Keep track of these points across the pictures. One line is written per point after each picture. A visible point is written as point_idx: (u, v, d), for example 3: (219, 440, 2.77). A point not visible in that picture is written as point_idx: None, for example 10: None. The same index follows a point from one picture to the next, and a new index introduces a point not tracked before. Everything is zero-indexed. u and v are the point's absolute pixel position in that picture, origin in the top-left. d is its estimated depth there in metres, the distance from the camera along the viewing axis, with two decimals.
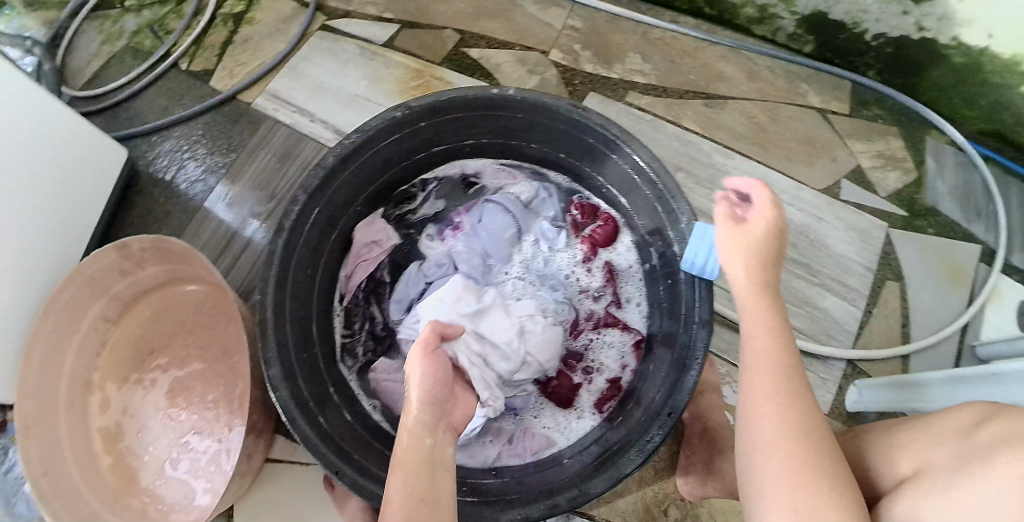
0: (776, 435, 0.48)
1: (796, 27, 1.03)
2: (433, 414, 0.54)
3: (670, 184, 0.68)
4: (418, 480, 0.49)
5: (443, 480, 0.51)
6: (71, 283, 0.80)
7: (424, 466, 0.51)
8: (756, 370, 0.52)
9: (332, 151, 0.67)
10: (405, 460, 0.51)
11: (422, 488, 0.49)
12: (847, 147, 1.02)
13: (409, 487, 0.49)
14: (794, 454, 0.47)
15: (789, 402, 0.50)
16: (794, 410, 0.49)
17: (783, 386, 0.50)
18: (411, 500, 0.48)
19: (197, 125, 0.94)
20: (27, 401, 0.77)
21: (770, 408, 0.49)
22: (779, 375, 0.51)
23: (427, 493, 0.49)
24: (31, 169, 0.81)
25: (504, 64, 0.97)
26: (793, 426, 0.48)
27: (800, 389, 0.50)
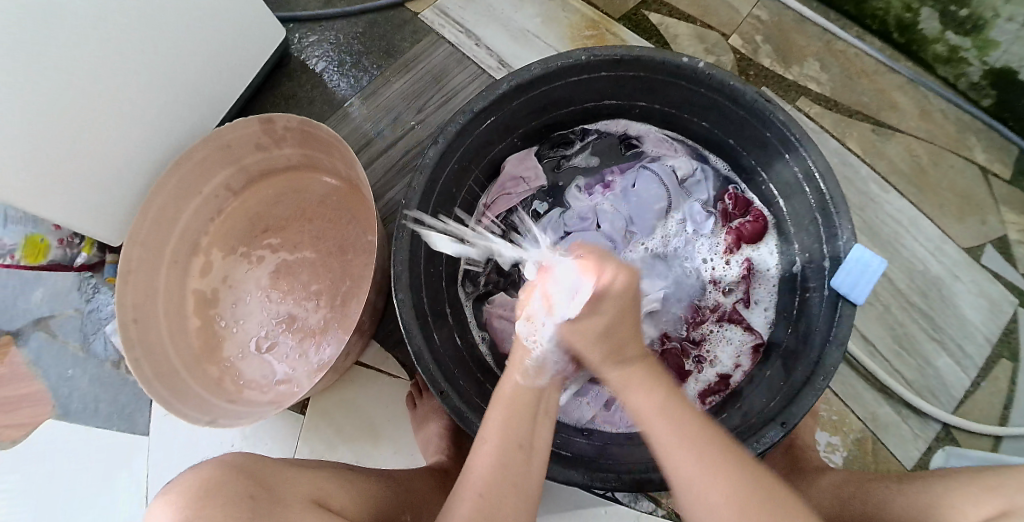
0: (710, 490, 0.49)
1: (981, 77, 0.92)
2: (543, 368, 0.59)
3: (840, 199, 0.64)
4: (519, 419, 0.55)
5: (542, 431, 0.57)
6: (206, 146, 0.82)
7: (522, 408, 0.56)
8: (667, 446, 0.52)
9: (509, 79, 0.66)
10: (508, 398, 0.57)
11: (520, 429, 0.55)
12: (998, 213, 0.93)
13: (507, 421, 0.55)
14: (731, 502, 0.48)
15: (699, 444, 0.51)
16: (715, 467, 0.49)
17: (690, 431, 0.51)
18: (508, 434, 0.54)
19: (360, 22, 0.99)
20: (136, 246, 0.80)
21: (683, 454, 0.50)
22: (672, 420, 0.52)
23: (524, 434, 0.55)
24: (192, 32, 0.82)
25: (681, 37, 0.97)
26: (719, 470, 0.49)
27: (709, 446, 0.51)
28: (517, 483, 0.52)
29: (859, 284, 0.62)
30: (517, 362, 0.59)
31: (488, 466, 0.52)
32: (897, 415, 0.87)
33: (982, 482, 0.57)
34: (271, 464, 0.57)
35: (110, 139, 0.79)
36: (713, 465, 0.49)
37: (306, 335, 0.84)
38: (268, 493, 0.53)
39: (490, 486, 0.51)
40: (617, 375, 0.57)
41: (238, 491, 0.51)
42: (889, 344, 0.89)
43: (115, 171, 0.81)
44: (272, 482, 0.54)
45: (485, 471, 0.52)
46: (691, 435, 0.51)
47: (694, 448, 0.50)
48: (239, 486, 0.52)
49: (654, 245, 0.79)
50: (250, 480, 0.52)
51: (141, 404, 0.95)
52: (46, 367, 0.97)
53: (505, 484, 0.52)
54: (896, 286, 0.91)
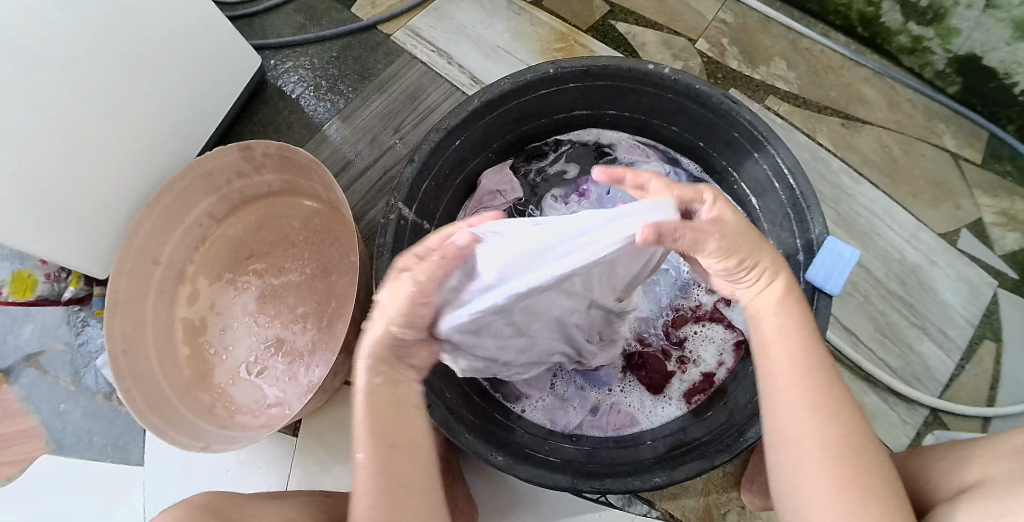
0: (805, 434, 0.50)
1: (946, 65, 0.95)
2: (389, 353, 0.52)
3: (810, 193, 0.65)
4: (384, 424, 0.50)
5: (412, 417, 0.52)
6: (187, 174, 0.83)
7: (391, 407, 0.51)
8: (790, 387, 0.52)
9: (480, 95, 0.67)
10: (367, 402, 0.50)
11: (390, 434, 0.50)
12: (972, 197, 0.95)
13: (375, 424, 0.50)
14: (830, 452, 0.49)
15: (822, 403, 0.51)
16: (837, 425, 0.50)
17: (809, 381, 0.52)
18: (378, 439, 0.49)
19: (334, 46, 1.01)
20: (122, 277, 0.81)
21: (795, 410, 0.51)
22: (797, 362, 0.53)
23: (396, 432, 0.50)
24: (166, 63, 0.83)
25: (649, 44, 0.99)
26: (829, 416, 0.50)
27: (841, 405, 0.51)
28: (404, 484, 0.49)
29: (833, 275, 0.63)
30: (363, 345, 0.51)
31: (371, 479, 0.49)
32: (885, 403, 0.88)
33: (955, 453, 0.58)
34: (238, 499, 0.63)
35: (91, 175, 0.79)
36: (821, 422, 0.50)
37: (295, 357, 0.85)
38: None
39: (380, 497, 0.48)
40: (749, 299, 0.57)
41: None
42: (871, 333, 0.91)
43: (97, 204, 0.81)
44: (234, 518, 0.59)
45: (371, 483, 0.49)
46: (812, 386, 0.52)
47: (817, 398, 0.51)
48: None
49: None
50: (211, 515, 0.59)
51: (135, 435, 0.95)
52: (38, 404, 0.97)
53: (393, 489, 0.49)
54: (875, 277, 0.92)
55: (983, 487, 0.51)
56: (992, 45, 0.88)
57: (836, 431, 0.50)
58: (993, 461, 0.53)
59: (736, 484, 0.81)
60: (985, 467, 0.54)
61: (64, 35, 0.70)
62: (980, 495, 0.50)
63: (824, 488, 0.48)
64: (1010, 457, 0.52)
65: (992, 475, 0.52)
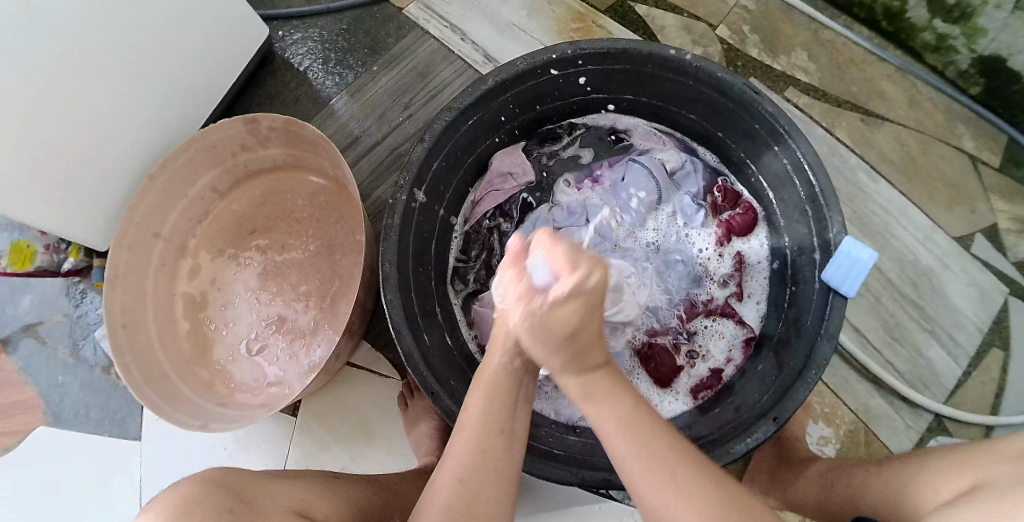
0: (666, 498, 0.47)
1: (970, 65, 0.93)
2: (524, 350, 0.57)
3: (829, 191, 0.64)
4: (500, 408, 0.54)
5: (523, 412, 0.56)
6: (191, 146, 0.81)
7: (502, 393, 0.55)
8: (592, 393, 0.54)
9: (496, 74, 0.65)
10: (490, 381, 0.55)
11: (502, 420, 0.54)
12: (988, 202, 0.93)
13: (489, 407, 0.54)
14: (648, 450, 0.49)
15: (658, 458, 0.49)
16: (635, 422, 0.51)
17: (642, 442, 0.50)
18: (489, 418, 0.53)
19: (346, 18, 0.99)
20: (123, 251, 0.79)
21: (640, 475, 0.49)
22: (622, 425, 0.51)
23: (502, 418, 0.54)
24: (173, 31, 0.81)
25: (669, 28, 0.96)
26: (677, 481, 0.48)
27: (626, 396, 0.53)
28: (497, 467, 0.52)
29: (847, 276, 0.62)
30: (496, 338, 0.57)
31: (470, 452, 0.52)
32: (890, 406, 0.87)
33: (954, 459, 0.57)
34: (252, 477, 0.58)
35: (93, 143, 0.77)
36: (670, 477, 0.48)
37: (297, 336, 0.84)
38: (246, 507, 0.53)
39: (472, 469, 0.52)
40: (575, 384, 0.54)
41: (215, 507, 0.51)
42: (880, 334, 0.89)
43: (98, 173, 0.80)
44: (250, 495, 0.55)
45: (468, 452, 0.52)
46: (640, 437, 0.50)
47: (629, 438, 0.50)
48: (217, 500, 0.52)
49: (647, 240, 0.79)
50: (229, 495, 0.53)
51: (133, 409, 0.95)
52: (35, 376, 0.96)
53: (487, 466, 0.52)
54: (888, 277, 0.91)
55: (979, 490, 0.49)
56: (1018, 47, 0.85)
57: (683, 483, 0.47)
58: (986, 466, 0.52)
59: None
60: (981, 473, 0.52)
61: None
62: (975, 499, 0.48)
63: (657, 483, 0.48)
64: (1003, 462, 0.51)
65: (987, 478, 0.50)
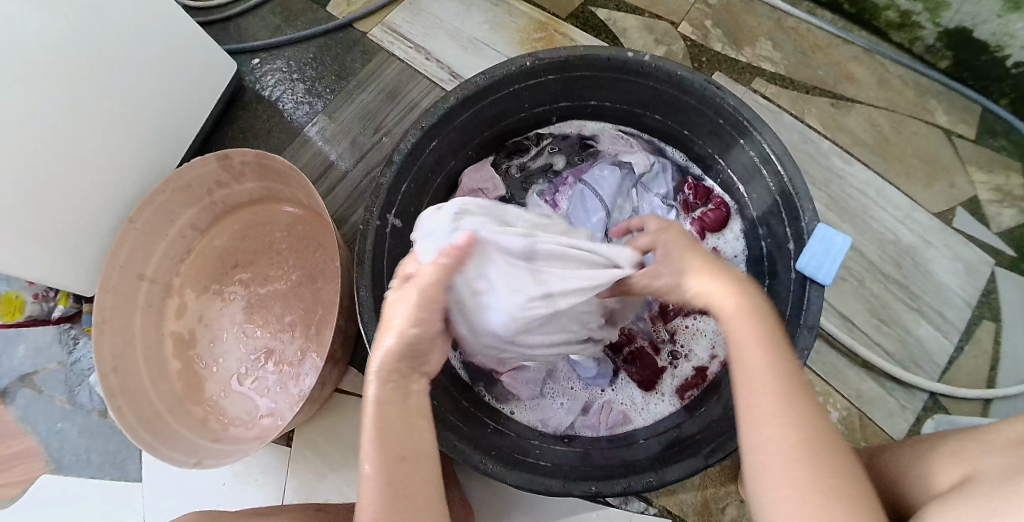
0: (779, 449, 0.44)
1: (936, 39, 0.93)
2: (401, 368, 0.50)
3: (798, 179, 0.63)
4: (398, 435, 0.47)
5: (422, 428, 0.49)
6: (166, 187, 0.81)
7: (399, 415, 0.48)
8: (751, 386, 0.47)
9: (456, 91, 0.65)
10: (379, 413, 0.48)
11: (402, 445, 0.47)
12: (966, 174, 0.93)
13: (382, 434, 0.47)
14: (800, 458, 0.43)
15: (794, 410, 0.45)
16: (798, 423, 0.44)
17: (786, 391, 0.45)
18: (388, 446, 0.47)
19: (311, 47, 0.99)
20: (108, 295, 0.80)
21: (767, 404, 0.45)
22: (774, 361, 0.47)
23: (403, 442, 0.47)
24: (140, 73, 0.82)
25: (630, 30, 0.97)
26: (792, 428, 0.44)
27: (803, 403, 0.45)
28: (411, 497, 0.46)
29: (822, 264, 0.62)
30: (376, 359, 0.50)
31: (377, 492, 0.46)
32: (883, 389, 0.87)
33: (946, 447, 0.57)
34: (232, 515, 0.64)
35: (70, 191, 0.77)
36: (794, 430, 0.44)
37: (286, 366, 0.84)
38: None
39: (383, 511, 0.45)
40: (733, 308, 0.50)
41: None
42: (866, 317, 0.89)
43: (79, 219, 0.80)
44: None
45: (378, 494, 0.46)
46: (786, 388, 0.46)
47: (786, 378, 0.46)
48: None
49: None
50: None
51: (132, 451, 0.94)
52: (33, 423, 0.96)
53: (400, 504, 0.45)
54: (870, 260, 0.91)
55: (972, 482, 0.49)
56: (983, 18, 0.87)
57: (811, 441, 0.43)
58: (979, 453, 0.51)
59: (735, 478, 0.80)
60: (972, 461, 0.52)
61: (30, 45, 0.68)
62: (965, 493, 0.48)
63: (788, 498, 0.42)
64: (995, 450, 0.50)
65: (976, 465, 0.50)
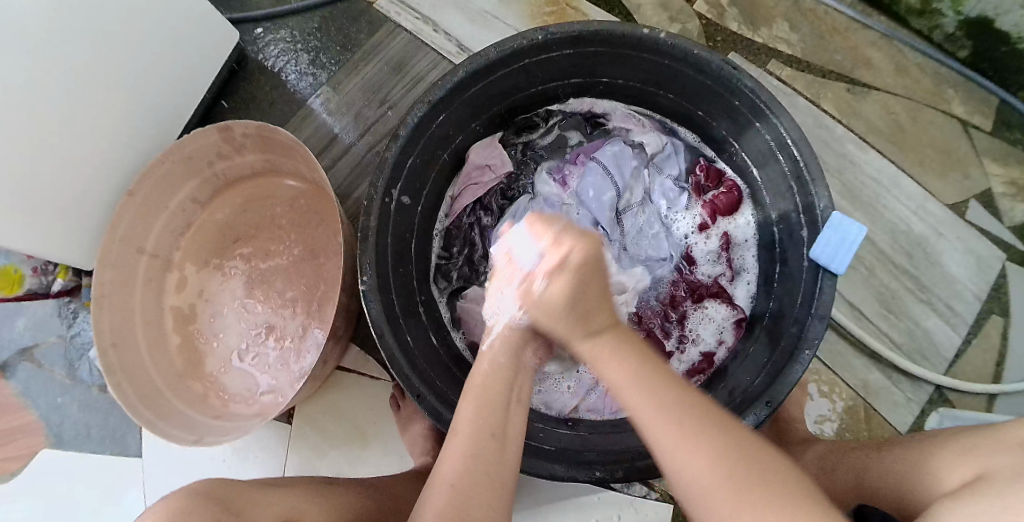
0: (692, 466, 0.45)
1: (957, 27, 0.91)
2: (523, 339, 0.57)
3: (814, 166, 0.62)
4: (490, 412, 0.53)
5: (516, 415, 0.54)
6: (167, 160, 0.80)
7: (491, 394, 0.54)
8: (642, 414, 0.47)
9: (466, 65, 0.63)
10: (481, 386, 0.54)
11: (491, 422, 0.52)
12: (981, 166, 0.92)
13: (480, 410, 0.53)
14: (719, 469, 0.44)
15: (677, 408, 0.47)
16: (697, 434, 0.45)
17: (680, 409, 0.47)
18: (481, 421, 0.52)
19: (315, 18, 0.97)
20: (108, 269, 0.78)
21: (662, 422, 0.46)
22: (637, 380, 0.48)
23: (495, 421, 0.53)
24: (139, 42, 0.80)
25: (645, 6, 0.95)
26: (700, 439, 0.45)
27: (694, 410, 0.47)
28: (491, 475, 0.51)
29: (833, 251, 0.60)
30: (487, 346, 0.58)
31: (461, 459, 0.51)
32: (888, 380, 0.86)
33: (957, 443, 0.56)
34: (242, 489, 0.58)
35: (69, 161, 0.76)
36: (698, 443, 0.45)
37: (287, 342, 0.83)
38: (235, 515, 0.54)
39: (464, 477, 0.50)
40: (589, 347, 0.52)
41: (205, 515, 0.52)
42: (875, 308, 0.88)
43: (78, 191, 0.79)
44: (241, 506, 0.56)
45: (461, 459, 0.51)
46: (663, 401, 0.47)
47: (647, 395, 0.47)
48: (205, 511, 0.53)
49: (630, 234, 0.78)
50: (217, 505, 0.54)
51: (132, 426, 0.94)
52: (34, 397, 0.96)
53: (480, 471, 0.50)
54: (881, 250, 0.90)
55: (982, 480, 0.48)
56: (1005, 8, 0.84)
57: (707, 443, 0.45)
58: (992, 452, 0.51)
59: None
60: (985, 459, 0.51)
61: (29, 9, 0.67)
62: (978, 489, 0.47)
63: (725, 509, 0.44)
64: (1007, 449, 0.49)
65: (990, 466, 0.49)
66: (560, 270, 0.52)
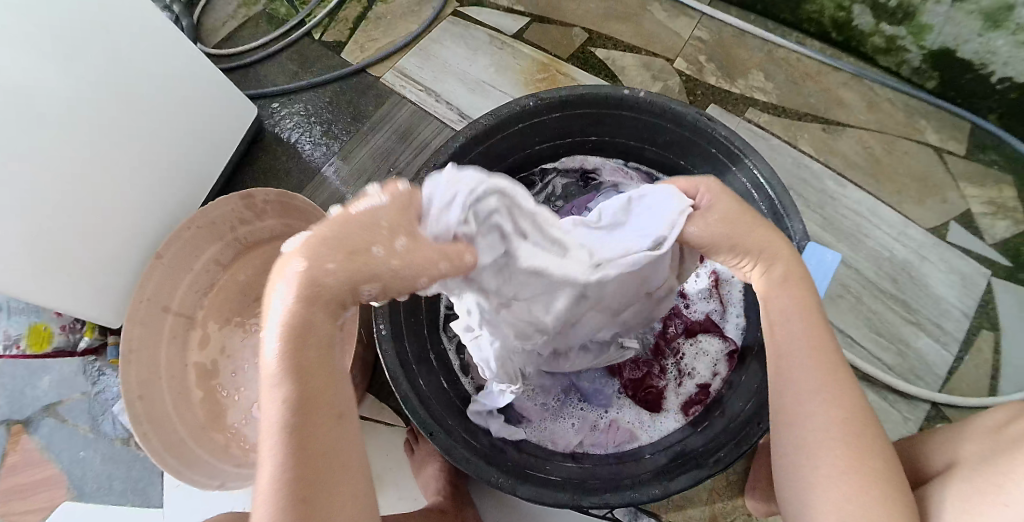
0: (836, 459, 0.49)
1: (922, 61, 0.97)
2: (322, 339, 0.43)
3: (789, 202, 0.67)
4: (317, 400, 0.43)
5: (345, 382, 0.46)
6: (192, 224, 0.86)
7: (324, 373, 0.44)
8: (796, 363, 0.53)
9: (465, 132, 0.70)
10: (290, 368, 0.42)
11: (324, 409, 0.44)
12: (959, 190, 0.97)
13: (305, 402, 0.43)
14: (843, 436, 0.50)
15: (821, 361, 0.53)
16: (841, 405, 0.51)
17: (827, 373, 0.52)
18: (311, 416, 0.43)
19: (326, 92, 1.04)
20: (136, 326, 0.83)
21: (806, 373, 0.53)
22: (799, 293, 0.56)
23: (326, 406, 0.44)
24: (166, 114, 0.87)
25: (629, 68, 1.02)
26: (841, 405, 0.51)
27: (845, 388, 0.52)
28: (340, 463, 0.44)
29: None
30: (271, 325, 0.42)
31: (296, 482, 0.42)
32: (884, 401, 0.89)
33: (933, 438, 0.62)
34: None
35: (99, 231, 0.81)
36: (828, 384, 0.52)
37: None
38: None
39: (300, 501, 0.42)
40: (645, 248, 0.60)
41: None
42: (865, 332, 0.92)
43: (111, 254, 0.84)
44: None
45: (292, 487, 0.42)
46: (849, 420, 0.51)
47: (840, 405, 0.51)
48: None
49: None
50: None
51: (155, 478, 0.97)
52: (57, 451, 1.00)
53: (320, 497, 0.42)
54: (866, 277, 0.94)
55: (957, 469, 0.54)
56: (965, 38, 0.90)
57: (842, 404, 0.51)
58: (961, 442, 0.57)
59: (742, 492, 0.83)
60: (958, 451, 0.57)
61: (59, 89, 0.73)
62: (954, 479, 0.53)
63: (824, 466, 0.50)
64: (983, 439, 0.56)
65: (962, 455, 0.56)
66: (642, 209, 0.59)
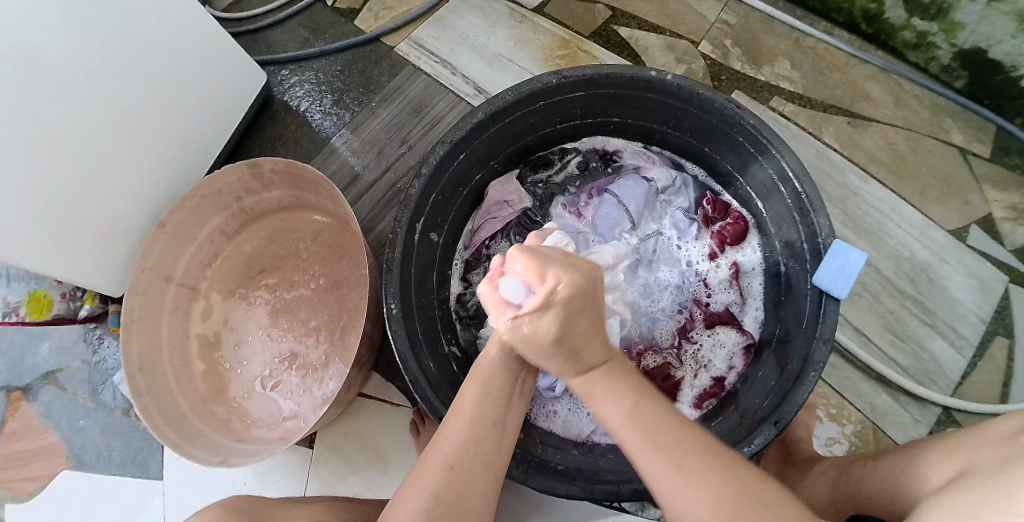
0: (695, 503, 0.46)
1: (951, 59, 0.94)
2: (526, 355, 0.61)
3: (815, 198, 0.65)
4: (494, 405, 0.56)
5: (514, 410, 0.58)
6: (196, 193, 0.84)
7: (500, 384, 0.57)
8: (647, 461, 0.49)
9: (484, 106, 0.67)
10: (487, 372, 0.58)
11: (495, 415, 0.55)
12: (981, 192, 0.94)
13: (482, 402, 0.56)
14: (718, 511, 0.45)
15: (666, 444, 0.48)
16: (706, 477, 0.46)
17: (677, 452, 0.48)
18: (482, 411, 0.55)
19: (340, 59, 1.02)
20: (138, 296, 0.82)
21: (660, 467, 0.47)
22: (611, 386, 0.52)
23: (497, 415, 0.55)
24: (174, 85, 0.85)
25: (652, 48, 0.99)
26: (701, 477, 0.46)
27: (692, 451, 0.48)
28: (485, 462, 0.53)
29: (842, 279, 0.62)
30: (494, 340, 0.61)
31: (456, 447, 0.52)
32: (895, 403, 0.87)
33: (942, 446, 0.59)
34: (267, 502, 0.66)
35: (101, 197, 0.80)
36: (682, 463, 0.47)
37: (309, 371, 0.86)
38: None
39: (448, 473, 0.51)
40: (579, 384, 0.54)
41: None
42: (881, 333, 0.90)
43: (113, 222, 0.83)
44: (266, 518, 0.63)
45: (448, 459, 0.52)
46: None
47: (687, 407, 0.50)
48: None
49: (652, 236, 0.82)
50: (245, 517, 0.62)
51: (154, 450, 0.96)
52: (56, 420, 0.99)
53: (463, 478, 0.51)
54: (885, 276, 0.92)
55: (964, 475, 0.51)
56: (997, 39, 0.87)
57: (705, 473, 0.47)
58: (973, 450, 0.53)
59: None
60: (967, 456, 0.54)
61: (69, 50, 0.71)
62: (961, 485, 0.50)
63: None
64: (989, 446, 0.52)
65: (972, 463, 0.52)
66: (547, 307, 0.51)
